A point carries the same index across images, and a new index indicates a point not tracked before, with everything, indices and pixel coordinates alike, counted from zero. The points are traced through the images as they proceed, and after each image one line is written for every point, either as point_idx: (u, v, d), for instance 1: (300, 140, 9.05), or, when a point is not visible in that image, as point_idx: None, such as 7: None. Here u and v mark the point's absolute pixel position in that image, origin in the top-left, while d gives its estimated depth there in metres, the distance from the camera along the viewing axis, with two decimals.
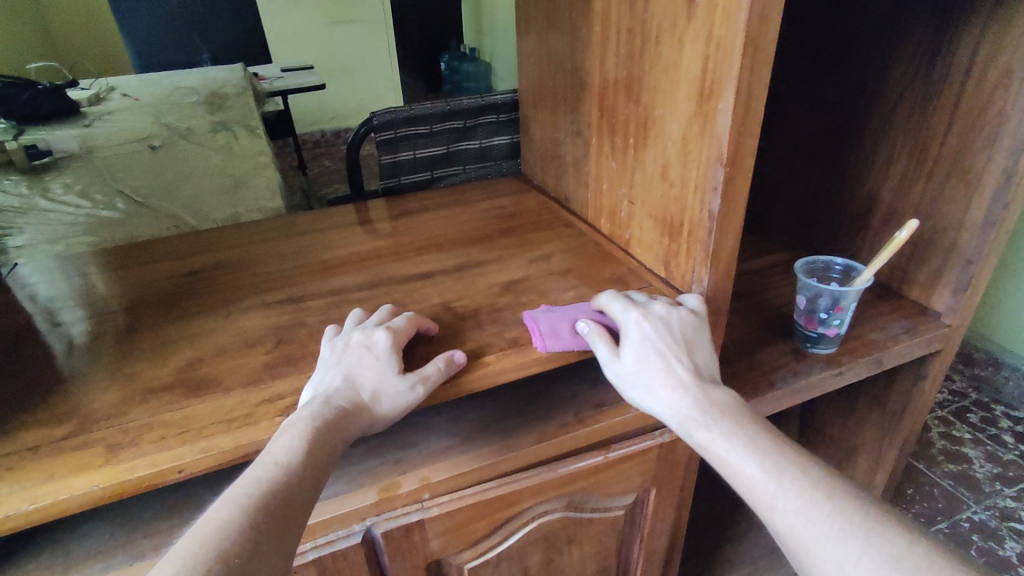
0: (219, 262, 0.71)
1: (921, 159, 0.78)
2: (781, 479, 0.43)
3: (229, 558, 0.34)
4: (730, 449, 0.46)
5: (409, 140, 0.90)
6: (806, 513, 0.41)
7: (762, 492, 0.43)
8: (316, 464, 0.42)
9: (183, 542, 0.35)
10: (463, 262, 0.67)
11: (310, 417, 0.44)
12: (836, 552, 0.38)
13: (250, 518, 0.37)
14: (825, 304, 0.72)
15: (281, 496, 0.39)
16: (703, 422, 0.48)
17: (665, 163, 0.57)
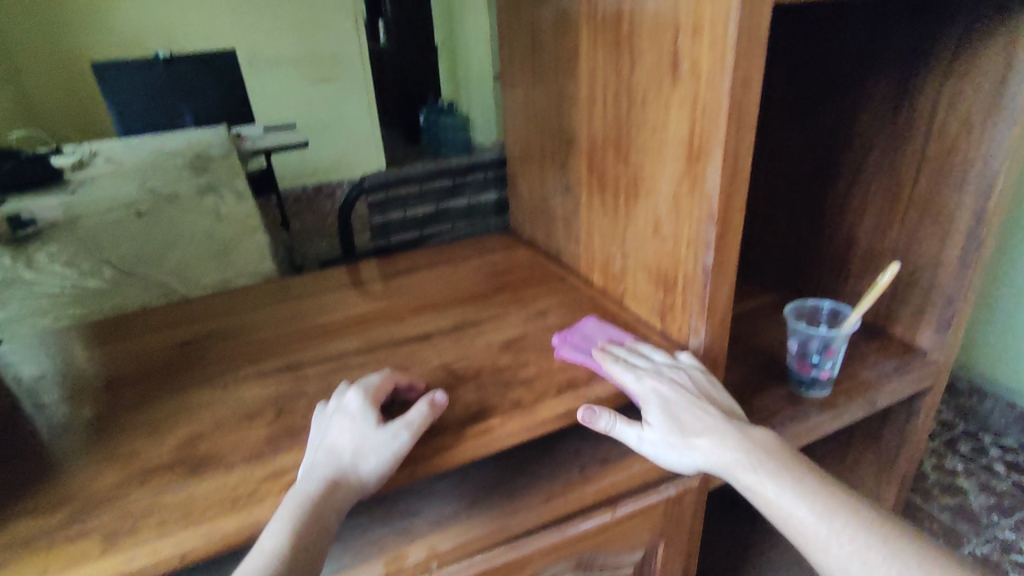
0: (213, 331, 0.71)
1: (894, 202, 0.81)
2: (831, 520, 0.47)
3: None
4: (780, 493, 0.49)
5: (399, 200, 0.93)
6: (863, 556, 0.45)
7: (815, 534, 0.47)
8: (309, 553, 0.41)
9: None
10: (460, 321, 0.68)
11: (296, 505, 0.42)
12: None
13: None
14: (816, 347, 0.74)
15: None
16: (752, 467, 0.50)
17: (655, 219, 0.59)
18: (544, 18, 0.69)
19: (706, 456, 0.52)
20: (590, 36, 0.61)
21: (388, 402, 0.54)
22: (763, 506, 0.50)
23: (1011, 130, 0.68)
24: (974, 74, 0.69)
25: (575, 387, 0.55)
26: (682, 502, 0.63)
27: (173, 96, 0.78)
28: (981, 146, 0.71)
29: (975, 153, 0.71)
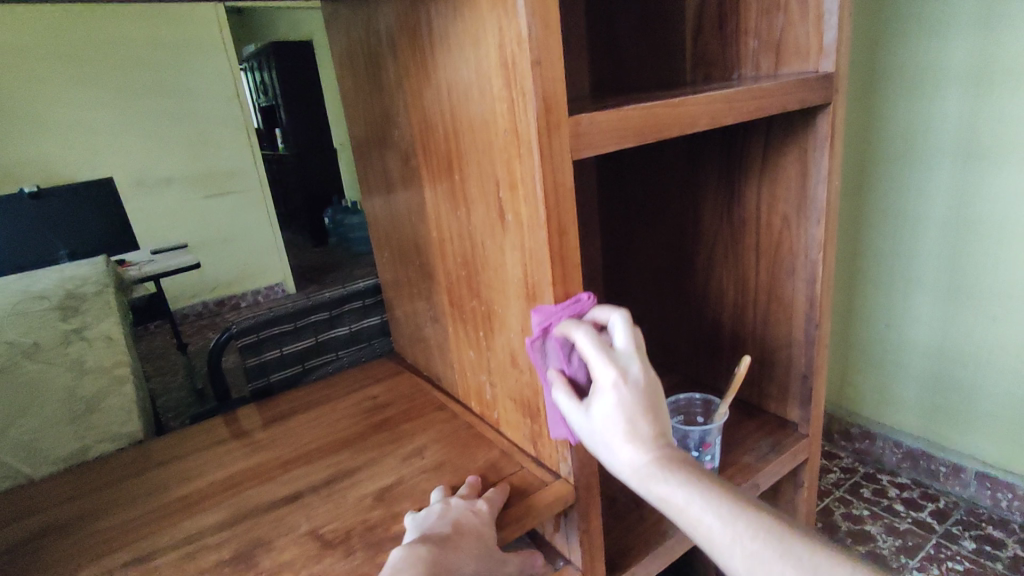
0: (55, 524, 0.63)
1: (744, 289, 0.89)
2: (738, 526, 0.45)
3: None
4: (689, 499, 0.47)
5: (273, 339, 0.91)
6: (763, 560, 0.44)
7: (720, 540, 0.45)
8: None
9: None
10: (335, 473, 0.65)
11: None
12: None
13: None
14: (694, 441, 0.77)
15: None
16: (732, 541, 0.45)
17: (512, 350, 0.60)
18: (393, 164, 0.73)
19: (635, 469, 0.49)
20: (431, 182, 0.65)
21: None
22: (676, 518, 0.48)
23: (819, 226, 0.77)
24: (780, 178, 0.79)
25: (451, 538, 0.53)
26: None
27: (58, 232, 0.73)
28: (801, 238, 0.79)
29: (796, 246, 0.80)
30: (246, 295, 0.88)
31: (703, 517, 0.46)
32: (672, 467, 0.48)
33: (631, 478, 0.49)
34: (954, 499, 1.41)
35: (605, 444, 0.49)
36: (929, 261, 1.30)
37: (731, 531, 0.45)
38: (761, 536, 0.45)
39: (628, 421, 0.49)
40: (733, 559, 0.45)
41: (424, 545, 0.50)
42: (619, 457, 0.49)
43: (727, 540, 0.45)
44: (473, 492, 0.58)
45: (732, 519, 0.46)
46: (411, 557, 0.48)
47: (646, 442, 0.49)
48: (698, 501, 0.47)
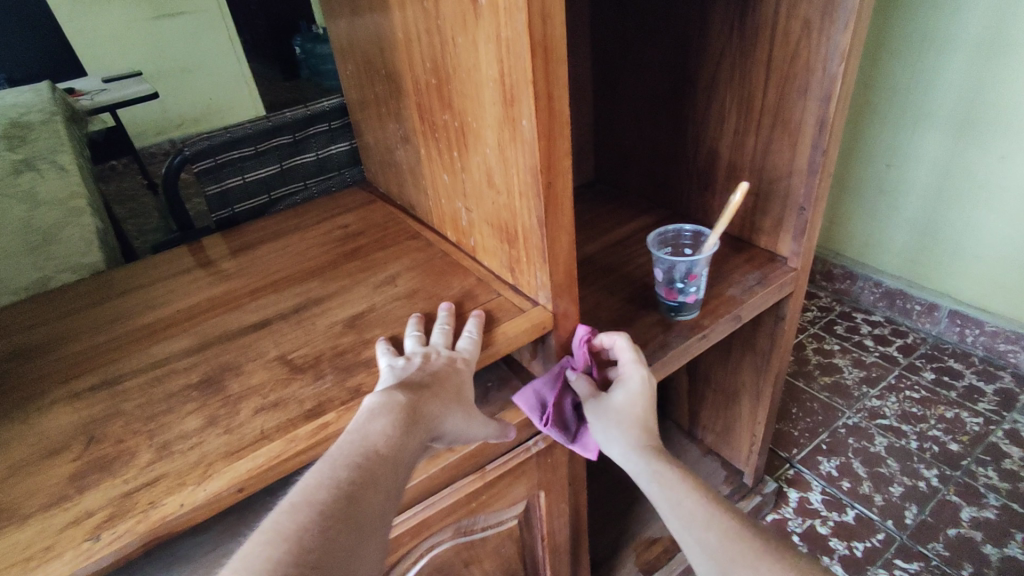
0: (15, 350, 0.61)
1: (748, 113, 0.80)
2: (713, 508, 0.50)
3: (327, 530, 0.38)
4: (675, 479, 0.52)
5: (234, 164, 0.83)
6: (731, 536, 0.48)
7: (697, 514, 0.50)
8: (388, 481, 0.42)
9: (283, 510, 0.38)
10: (305, 300, 0.62)
11: (392, 422, 0.44)
12: (752, 567, 0.46)
13: (342, 495, 0.40)
14: (680, 273, 0.75)
15: (352, 521, 0.39)
16: (704, 522, 0.49)
17: (488, 169, 0.54)
18: None
19: (633, 450, 0.54)
20: None
21: (232, 409, 0.49)
22: (657, 496, 0.52)
23: (845, 34, 0.67)
24: None
25: None
26: (554, 452, 0.63)
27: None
28: (821, 49, 0.69)
29: (815, 60, 0.70)
30: (212, 133, 0.79)
31: (685, 493, 0.51)
32: (662, 456, 0.54)
33: (625, 452, 0.55)
34: (922, 335, 1.47)
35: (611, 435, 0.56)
36: (950, 89, 1.23)
37: (706, 509, 0.50)
38: (730, 525, 0.48)
39: (636, 415, 0.56)
40: (704, 530, 0.49)
41: (403, 391, 0.46)
42: (619, 436, 0.55)
43: (703, 515, 0.49)
44: (454, 325, 0.54)
45: (708, 502, 0.50)
46: (388, 403, 0.45)
47: (644, 435, 0.56)
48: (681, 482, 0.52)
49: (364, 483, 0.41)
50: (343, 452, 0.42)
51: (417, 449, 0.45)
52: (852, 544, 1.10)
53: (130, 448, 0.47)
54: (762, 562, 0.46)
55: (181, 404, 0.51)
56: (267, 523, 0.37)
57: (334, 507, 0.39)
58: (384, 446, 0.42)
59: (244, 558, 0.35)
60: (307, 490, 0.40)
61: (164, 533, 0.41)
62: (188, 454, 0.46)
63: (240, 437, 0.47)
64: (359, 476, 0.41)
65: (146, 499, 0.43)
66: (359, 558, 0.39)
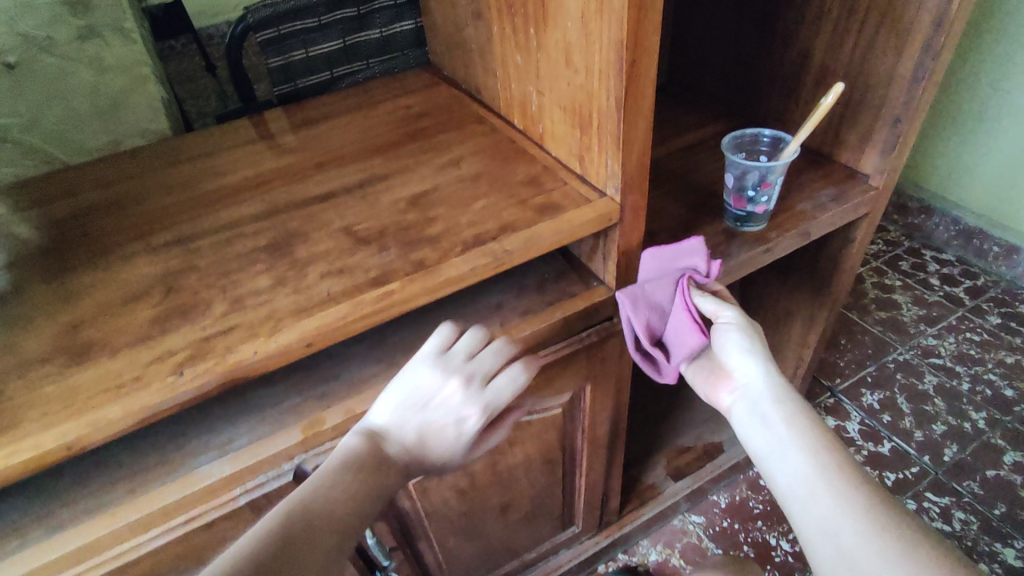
0: (93, 205, 0.64)
1: (853, 9, 0.72)
2: (822, 446, 0.52)
3: (303, 523, 0.45)
4: (787, 413, 0.55)
5: (298, 37, 0.81)
6: (832, 473, 0.50)
7: (804, 445, 0.52)
8: (369, 489, 0.49)
9: (274, 512, 0.45)
10: (368, 176, 0.62)
11: (367, 451, 0.50)
12: (842, 504, 0.48)
13: (318, 494, 0.47)
14: (753, 180, 0.71)
15: (329, 518, 0.46)
16: (808, 453, 0.51)
17: (566, 46, 0.51)
18: None
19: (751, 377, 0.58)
20: None
21: (301, 272, 0.51)
22: (764, 418, 0.55)
23: None
24: None
25: (483, 245, 0.51)
26: (605, 347, 0.64)
27: None
28: None
29: None
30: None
31: (793, 425, 0.54)
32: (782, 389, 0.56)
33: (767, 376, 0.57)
34: (995, 278, 1.39)
35: (739, 359, 0.59)
36: None
37: (811, 444, 0.52)
38: (833, 464, 0.50)
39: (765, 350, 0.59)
40: (803, 462, 0.51)
41: (381, 437, 0.51)
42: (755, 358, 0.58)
43: (808, 447, 0.52)
44: (518, 211, 0.54)
45: (819, 440, 0.52)
46: (365, 445, 0.50)
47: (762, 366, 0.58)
48: (792, 416, 0.54)
49: (348, 499, 0.48)
50: (368, 414, 0.50)
51: (461, 406, 0.51)
52: (883, 474, 1.10)
53: (206, 300, 0.49)
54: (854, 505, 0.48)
55: (251, 265, 0.52)
56: (259, 520, 0.45)
57: (314, 509, 0.46)
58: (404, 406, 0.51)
59: (236, 548, 0.43)
60: (322, 446, 0.49)
61: (239, 376, 0.44)
62: (260, 309, 0.48)
63: (308, 297, 0.48)
64: (339, 484, 0.48)
65: (222, 344, 0.45)
66: (366, 495, 0.49)
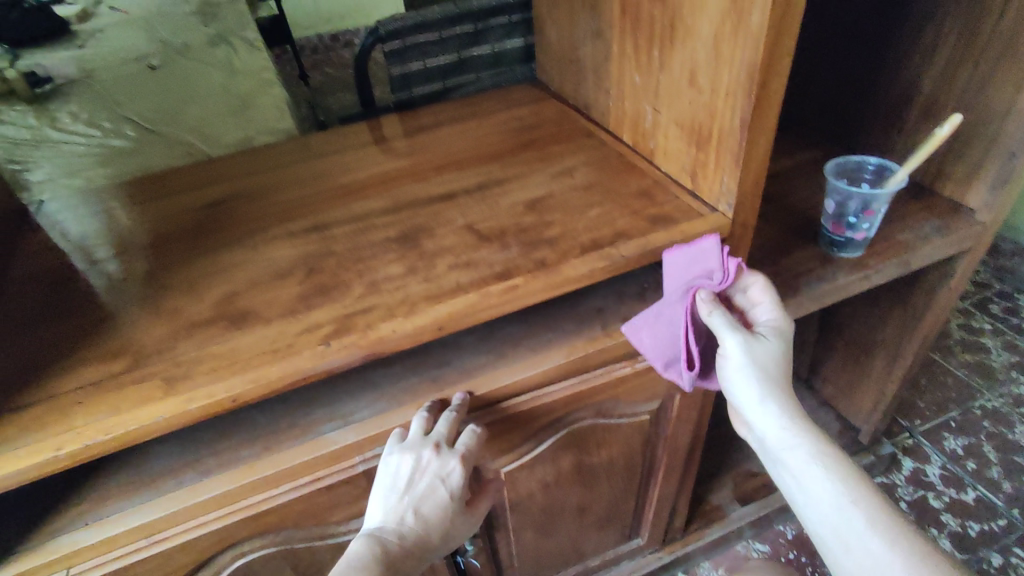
0: (236, 192, 0.71)
1: (969, 43, 0.72)
2: (842, 482, 0.54)
3: (402, 552, 0.54)
4: (803, 452, 0.56)
5: (419, 49, 0.87)
6: (853, 511, 0.53)
7: (823, 485, 0.54)
8: (442, 526, 0.57)
9: (371, 543, 0.53)
10: (485, 180, 0.66)
11: (442, 504, 0.56)
12: (868, 542, 0.51)
13: (410, 531, 0.55)
14: (855, 207, 0.71)
15: (417, 546, 0.55)
16: (828, 496, 0.54)
17: (693, 67, 0.54)
18: None
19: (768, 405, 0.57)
20: None
21: (431, 262, 0.55)
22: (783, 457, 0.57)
23: None
24: None
25: (599, 250, 0.54)
26: None
27: None
28: None
29: None
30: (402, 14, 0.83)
31: (811, 464, 0.55)
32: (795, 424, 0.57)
33: (786, 425, 0.56)
34: None
35: (752, 404, 0.57)
36: None
37: (829, 482, 0.54)
38: (852, 503, 0.53)
39: (780, 379, 0.57)
40: (826, 503, 0.54)
41: (442, 496, 0.56)
42: (772, 407, 0.56)
43: (828, 490, 0.54)
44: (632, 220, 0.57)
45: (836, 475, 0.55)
46: (437, 501, 0.55)
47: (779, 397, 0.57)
48: (810, 454, 0.56)
49: (428, 534, 0.56)
50: (425, 464, 0.53)
51: (442, 473, 0.55)
52: (966, 523, 1.06)
53: (345, 282, 0.54)
54: (878, 542, 0.51)
55: (384, 254, 0.57)
56: (359, 553, 0.52)
57: (408, 543, 0.55)
58: (462, 461, 0.54)
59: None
60: (399, 485, 0.54)
61: (378, 350, 0.48)
62: (395, 292, 0.53)
63: (439, 285, 0.53)
64: (422, 525, 0.55)
65: (364, 321, 0.50)
66: (444, 520, 0.57)
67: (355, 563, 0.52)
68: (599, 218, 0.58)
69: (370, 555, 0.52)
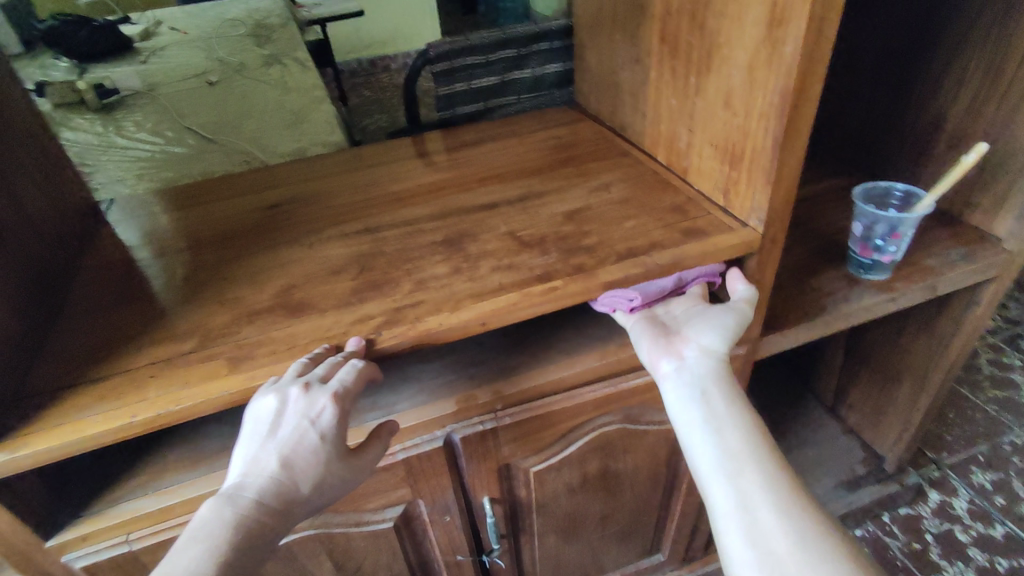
0: (293, 196, 0.76)
1: (995, 78, 0.74)
2: (751, 457, 0.52)
3: (253, 515, 0.46)
4: (723, 420, 0.54)
5: (464, 71, 0.92)
6: (754, 485, 0.50)
7: (730, 451, 0.52)
8: (312, 490, 0.48)
9: (219, 502, 0.46)
10: (525, 192, 0.70)
11: (309, 460, 0.48)
12: (763, 520, 0.49)
13: (260, 494, 0.46)
14: (881, 231, 0.73)
15: (280, 510, 0.47)
16: (734, 461, 0.52)
17: (728, 91, 0.57)
18: None
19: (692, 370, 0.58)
20: None
21: (475, 264, 0.59)
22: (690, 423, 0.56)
23: None
24: None
25: (634, 257, 0.57)
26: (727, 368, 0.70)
27: None
28: None
29: None
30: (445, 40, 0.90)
31: (721, 428, 0.54)
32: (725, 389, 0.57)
33: (728, 418, 0.54)
34: None
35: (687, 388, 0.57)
36: None
37: (737, 449, 0.52)
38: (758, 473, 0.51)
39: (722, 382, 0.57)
40: (728, 470, 0.51)
41: (311, 442, 0.48)
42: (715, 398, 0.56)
43: (733, 453, 0.52)
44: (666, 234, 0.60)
45: (746, 445, 0.53)
46: (301, 453, 0.47)
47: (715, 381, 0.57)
48: (726, 421, 0.54)
49: (291, 498, 0.47)
50: (287, 408, 0.46)
51: (306, 416, 0.47)
52: (994, 559, 1.04)
53: (395, 278, 0.58)
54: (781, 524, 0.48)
55: (431, 255, 0.61)
56: (201, 512, 0.46)
57: (264, 504, 0.46)
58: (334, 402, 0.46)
59: (191, 537, 0.44)
60: (263, 429, 0.47)
61: (427, 341, 0.52)
62: (442, 290, 0.56)
63: (482, 285, 0.56)
64: (280, 487, 0.47)
65: (412, 315, 0.53)
66: (319, 474, 0.48)
67: (205, 529, 0.44)
68: (635, 229, 0.61)
69: (221, 521, 0.45)
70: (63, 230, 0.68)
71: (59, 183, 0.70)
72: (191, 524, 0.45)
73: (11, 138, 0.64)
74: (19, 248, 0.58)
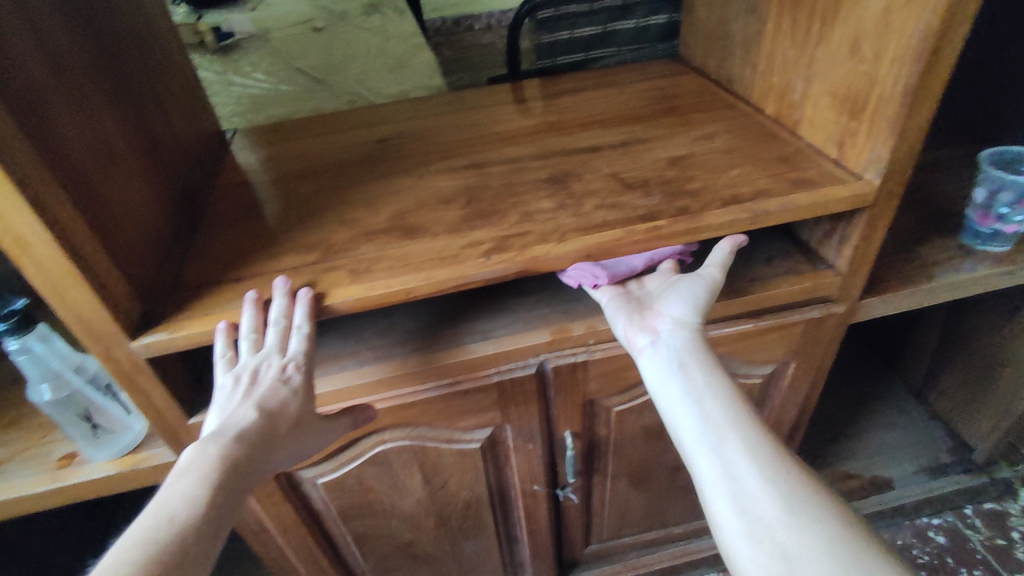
0: (400, 132, 0.80)
1: None
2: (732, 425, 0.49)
3: (238, 456, 0.49)
4: (702, 391, 0.51)
5: (568, 19, 0.93)
6: (737, 454, 0.47)
7: (716, 422, 0.49)
8: (285, 437, 0.52)
9: (198, 448, 0.48)
10: (628, 138, 0.70)
11: (287, 408, 0.52)
12: (750, 488, 0.46)
13: (232, 437, 0.49)
14: (1007, 199, 0.69)
15: (261, 452, 0.50)
16: (719, 430, 0.49)
17: (857, 36, 0.55)
18: None
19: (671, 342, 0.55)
20: None
21: (578, 201, 0.60)
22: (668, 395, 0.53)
23: None
24: None
25: (741, 203, 0.57)
26: (822, 326, 0.69)
27: None
28: None
29: None
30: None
31: (701, 400, 0.51)
32: (703, 360, 0.54)
33: (705, 391, 0.51)
34: None
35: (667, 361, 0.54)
36: None
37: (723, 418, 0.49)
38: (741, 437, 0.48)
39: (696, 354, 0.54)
40: (712, 439, 0.49)
41: (288, 397, 0.52)
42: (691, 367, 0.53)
43: (718, 423, 0.49)
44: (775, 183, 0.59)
45: (730, 414, 0.50)
46: (276, 403, 0.52)
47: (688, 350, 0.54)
48: (705, 391, 0.51)
49: (272, 442, 0.51)
50: (262, 366, 0.52)
51: (274, 372, 0.52)
52: None
53: (502, 210, 0.61)
54: (770, 490, 0.45)
55: (536, 191, 0.63)
56: (181, 459, 0.47)
57: (237, 445, 0.49)
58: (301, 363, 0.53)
59: (171, 483, 0.45)
60: (236, 391, 0.52)
61: (532, 268, 0.54)
62: (547, 223, 0.58)
63: (587, 220, 0.58)
64: (260, 432, 0.50)
65: (519, 243, 0.56)
66: (295, 423, 0.53)
67: (191, 468, 0.47)
68: (742, 177, 0.61)
69: (206, 458, 0.47)
70: (198, 151, 0.74)
71: (195, 109, 0.77)
72: (181, 462, 0.47)
73: (160, 63, 0.70)
74: (165, 162, 0.64)
